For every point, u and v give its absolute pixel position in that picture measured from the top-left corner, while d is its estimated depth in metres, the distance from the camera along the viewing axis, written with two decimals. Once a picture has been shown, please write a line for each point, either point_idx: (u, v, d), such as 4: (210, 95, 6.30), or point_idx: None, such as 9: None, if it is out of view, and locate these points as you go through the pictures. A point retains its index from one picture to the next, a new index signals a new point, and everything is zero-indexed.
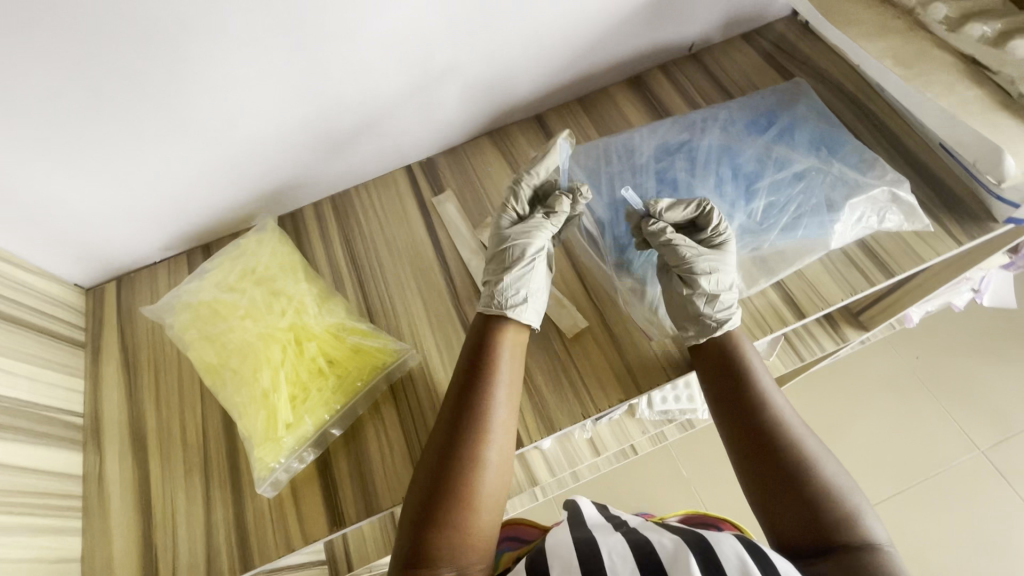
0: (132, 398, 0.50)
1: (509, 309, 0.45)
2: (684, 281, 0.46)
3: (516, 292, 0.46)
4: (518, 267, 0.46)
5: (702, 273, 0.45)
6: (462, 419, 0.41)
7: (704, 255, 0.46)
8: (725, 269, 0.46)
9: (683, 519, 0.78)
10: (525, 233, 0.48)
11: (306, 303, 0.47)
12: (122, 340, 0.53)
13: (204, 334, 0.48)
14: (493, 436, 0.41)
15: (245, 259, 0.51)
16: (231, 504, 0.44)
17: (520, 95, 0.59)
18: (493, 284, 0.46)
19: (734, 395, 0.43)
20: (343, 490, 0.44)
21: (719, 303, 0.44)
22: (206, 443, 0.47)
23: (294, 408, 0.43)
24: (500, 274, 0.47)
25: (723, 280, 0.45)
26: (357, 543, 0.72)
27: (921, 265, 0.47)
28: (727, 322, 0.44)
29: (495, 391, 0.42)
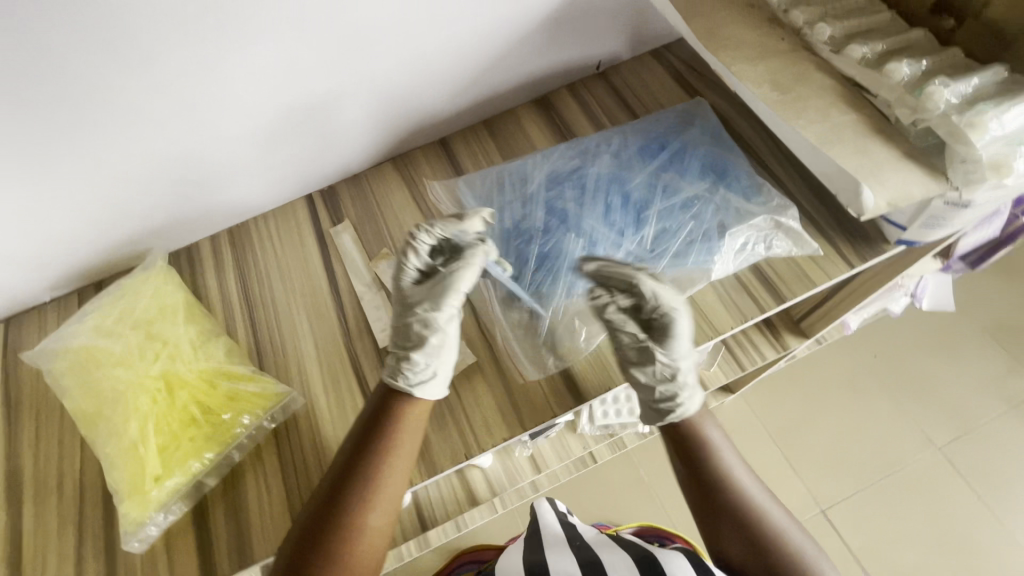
0: (10, 446, 0.48)
1: (419, 385, 0.42)
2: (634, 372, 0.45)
3: (426, 368, 0.43)
4: (430, 339, 0.43)
5: (649, 370, 0.44)
6: (343, 489, 0.39)
7: (647, 347, 0.44)
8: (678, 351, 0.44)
9: (636, 531, 0.80)
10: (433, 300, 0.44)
11: (181, 347, 0.47)
12: (4, 386, 0.51)
13: (77, 380, 0.47)
14: (376, 504, 0.40)
15: (125, 300, 0.50)
16: (102, 558, 0.43)
17: (421, 118, 0.58)
18: (400, 358, 0.43)
19: (688, 459, 0.47)
20: (218, 539, 0.42)
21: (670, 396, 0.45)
22: (82, 494, 0.46)
23: (163, 460, 0.42)
24: (408, 348, 0.44)
25: (676, 367, 0.44)
26: None
27: (810, 291, 0.47)
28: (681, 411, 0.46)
29: (391, 461, 0.40)
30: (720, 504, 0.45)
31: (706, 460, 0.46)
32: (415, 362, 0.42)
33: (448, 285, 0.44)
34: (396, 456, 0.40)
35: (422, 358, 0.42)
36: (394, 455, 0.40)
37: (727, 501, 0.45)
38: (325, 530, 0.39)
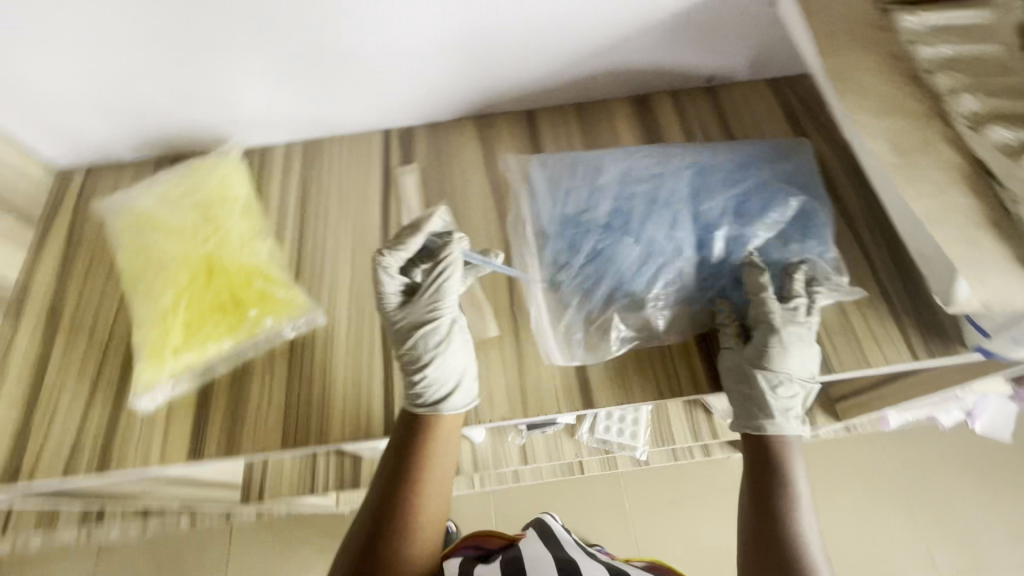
0: (62, 281, 0.52)
1: (444, 403, 0.43)
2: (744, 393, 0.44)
3: (445, 381, 0.43)
4: (432, 353, 0.43)
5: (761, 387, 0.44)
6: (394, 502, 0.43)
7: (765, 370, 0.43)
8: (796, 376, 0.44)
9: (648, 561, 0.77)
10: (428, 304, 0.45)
11: (230, 238, 0.49)
12: (71, 226, 0.55)
13: (134, 240, 0.50)
14: (424, 514, 0.44)
15: (194, 179, 0.52)
16: (109, 406, 0.46)
17: (515, 85, 0.57)
18: (416, 378, 0.43)
19: (766, 495, 0.44)
20: (213, 423, 0.44)
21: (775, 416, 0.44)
22: (108, 344, 0.48)
23: (186, 335, 0.45)
24: (418, 367, 0.44)
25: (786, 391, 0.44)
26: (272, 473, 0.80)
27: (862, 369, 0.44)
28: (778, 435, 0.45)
29: (421, 493, 0.44)
30: (774, 529, 0.43)
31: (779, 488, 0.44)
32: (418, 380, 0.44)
33: (430, 300, 0.45)
34: (434, 471, 0.44)
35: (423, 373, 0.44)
36: (429, 477, 0.44)
37: (780, 532, 0.43)
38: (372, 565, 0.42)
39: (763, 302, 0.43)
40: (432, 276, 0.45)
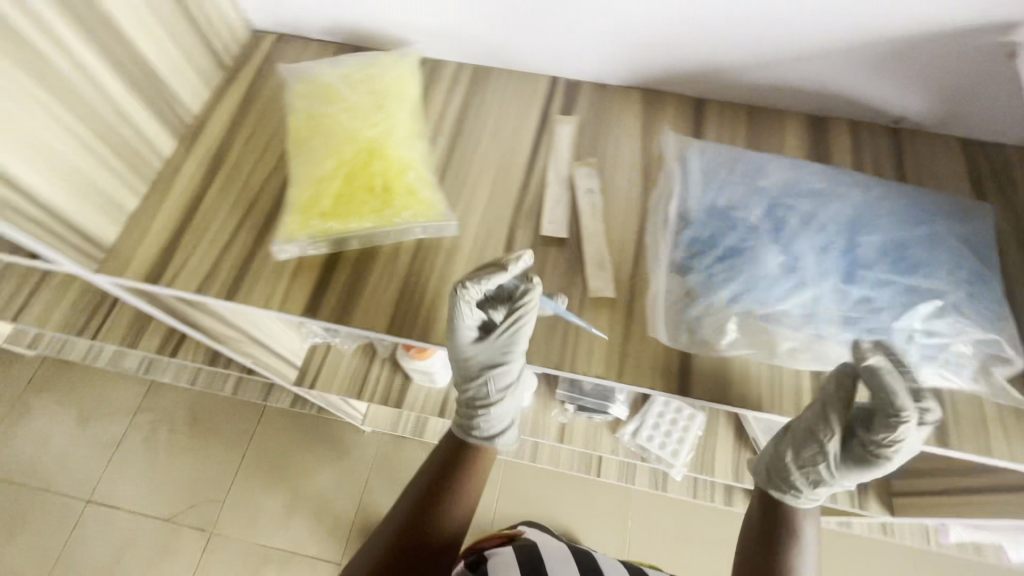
0: (234, 125, 0.56)
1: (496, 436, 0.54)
2: (793, 451, 0.47)
3: (503, 420, 0.54)
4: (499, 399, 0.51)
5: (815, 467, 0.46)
6: (439, 492, 0.53)
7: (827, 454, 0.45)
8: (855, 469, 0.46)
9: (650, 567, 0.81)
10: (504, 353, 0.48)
11: (396, 130, 0.51)
12: (254, 80, 0.59)
13: (311, 106, 0.53)
14: (460, 506, 0.53)
15: (375, 68, 0.54)
16: (249, 244, 0.50)
17: (698, 66, 0.56)
18: (484, 414, 0.52)
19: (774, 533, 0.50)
20: (333, 290, 0.47)
21: (805, 489, 0.48)
22: (260, 191, 0.52)
23: (335, 204, 0.48)
24: (486, 405, 0.52)
25: (837, 479, 0.46)
26: (330, 359, 0.90)
27: (942, 449, 0.41)
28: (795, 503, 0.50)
29: (462, 490, 0.53)
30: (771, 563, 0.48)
31: (785, 531, 0.50)
32: (487, 414, 0.53)
33: (506, 344, 0.47)
34: (475, 477, 0.54)
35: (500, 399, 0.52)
36: (471, 479, 0.54)
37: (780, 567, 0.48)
38: (420, 530, 0.51)
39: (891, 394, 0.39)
40: (507, 326, 0.46)
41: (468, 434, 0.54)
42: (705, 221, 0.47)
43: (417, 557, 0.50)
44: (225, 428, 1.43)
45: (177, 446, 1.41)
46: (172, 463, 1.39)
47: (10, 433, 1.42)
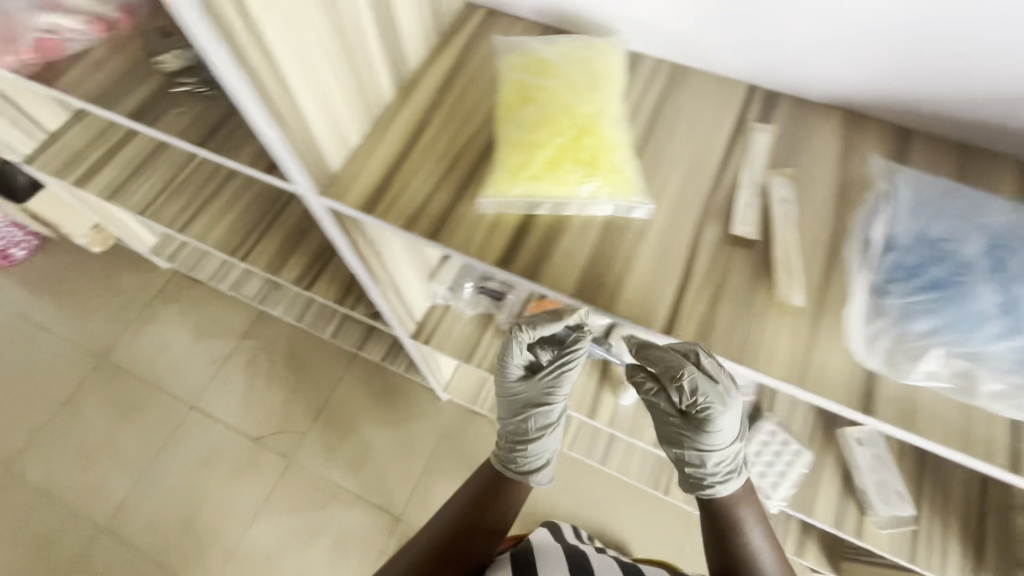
0: (445, 85, 0.61)
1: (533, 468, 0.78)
2: (677, 454, 0.67)
3: (540, 456, 0.78)
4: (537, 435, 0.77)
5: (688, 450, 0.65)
6: (491, 488, 0.76)
7: (686, 442, 0.65)
8: (721, 440, 0.64)
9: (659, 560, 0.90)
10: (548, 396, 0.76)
11: (608, 111, 0.53)
12: (465, 48, 0.64)
13: (526, 77, 0.57)
14: (507, 501, 0.75)
15: (591, 51, 0.57)
16: (451, 194, 0.53)
17: (914, 93, 0.55)
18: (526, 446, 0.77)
19: (723, 537, 0.63)
20: (525, 249, 0.51)
21: (709, 479, 0.65)
22: (464, 148, 0.56)
23: (544, 169, 0.51)
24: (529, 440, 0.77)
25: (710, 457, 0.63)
26: (446, 320, 0.98)
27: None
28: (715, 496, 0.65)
29: (508, 491, 0.76)
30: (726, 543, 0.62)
31: (728, 527, 0.63)
32: (529, 449, 0.77)
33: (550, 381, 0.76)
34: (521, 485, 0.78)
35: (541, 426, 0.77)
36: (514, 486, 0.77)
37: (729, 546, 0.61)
38: (481, 511, 0.72)
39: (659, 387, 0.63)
40: (553, 369, 0.74)
41: (507, 467, 0.78)
42: (915, 248, 0.46)
43: (479, 527, 0.70)
44: (316, 368, 1.53)
45: (272, 375, 1.52)
46: (266, 389, 1.50)
47: (137, 332, 1.58)
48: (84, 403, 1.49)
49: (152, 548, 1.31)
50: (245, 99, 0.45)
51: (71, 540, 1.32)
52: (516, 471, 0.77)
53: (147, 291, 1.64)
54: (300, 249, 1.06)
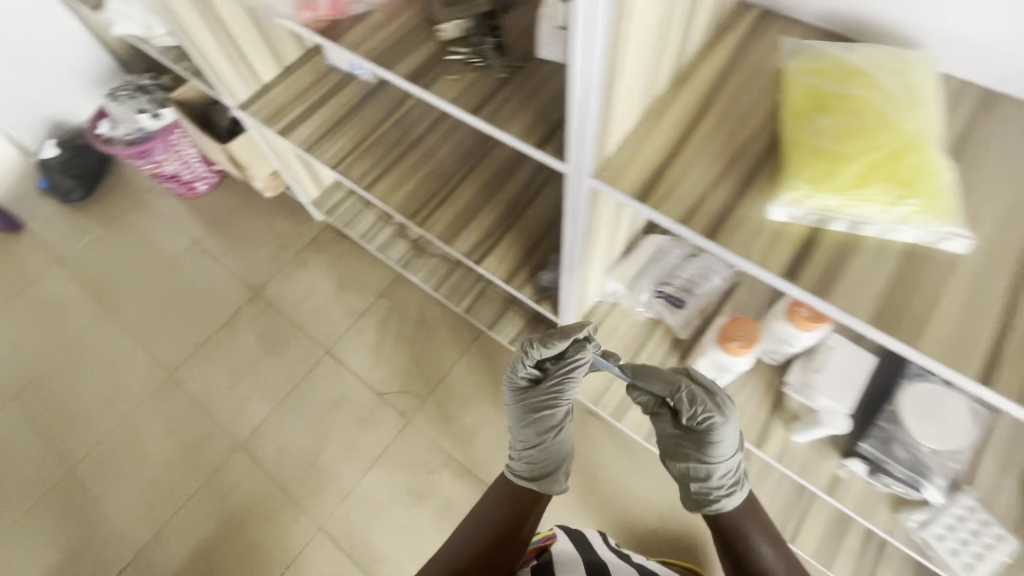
0: (721, 79, 0.59)
1: (543, 476, 0.90)
2: (685, 472, 0.82)
3: (546, 466, 0.91)
4: (544, 445, 0.90)
5: (702, 465, 0.80)
6: (515, 504, 0.86)
7: (689, 458, 0.81)
8: (720, 453, 0.79)
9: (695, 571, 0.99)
10: (553, 410, 0.89)
11: (926, 131, 0.50)
12: (741, 42, 0.61)
13: (828, 82, 0.54)
14: (528, 514, 0.85)
15: (902, 66, 0.54)
16: (731, 195, 0.52)
17: None
18: (536, 454, 0.90)
19: (732, 542, 0.79)
20: (815, 266, 0.50)
21: (712, 494, 0.80)
22: (744, 147, 0.54)
23: (856, 182, 0.48)
24: (536, 448, 0.90)
25: (712, 474, 0.80)
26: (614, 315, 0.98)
27: None
28: (720, 508, 0.80)
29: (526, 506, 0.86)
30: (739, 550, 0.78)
31: (736, 535, 0.79)
32: (539, 456, 0.90)
33: (554, 388, 0.88)
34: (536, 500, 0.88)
35: (552, 426, 0.90)
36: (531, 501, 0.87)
37: (740, 547, 0.78)
38: (509, 522, 0.83)
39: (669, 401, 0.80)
40: (557, 380, 0.86)
41: (518, 476, 0.91)
42: None
43: (510, 536, 0.81)
44: (443, 340, 1.58)
45: (401, 338, 1.59)
46: (394, 349, 1.58)
47: (288, 274, 1.72)
48: (237, 331, 1.64)
49: (278, 474, 1.42)
50: (575, 63, 0.45)
51: (213, 450, 1.46)
52: (529, 479, 0.90)
53: (301, 239, 1.77)
54: (474, 223, 1.10)
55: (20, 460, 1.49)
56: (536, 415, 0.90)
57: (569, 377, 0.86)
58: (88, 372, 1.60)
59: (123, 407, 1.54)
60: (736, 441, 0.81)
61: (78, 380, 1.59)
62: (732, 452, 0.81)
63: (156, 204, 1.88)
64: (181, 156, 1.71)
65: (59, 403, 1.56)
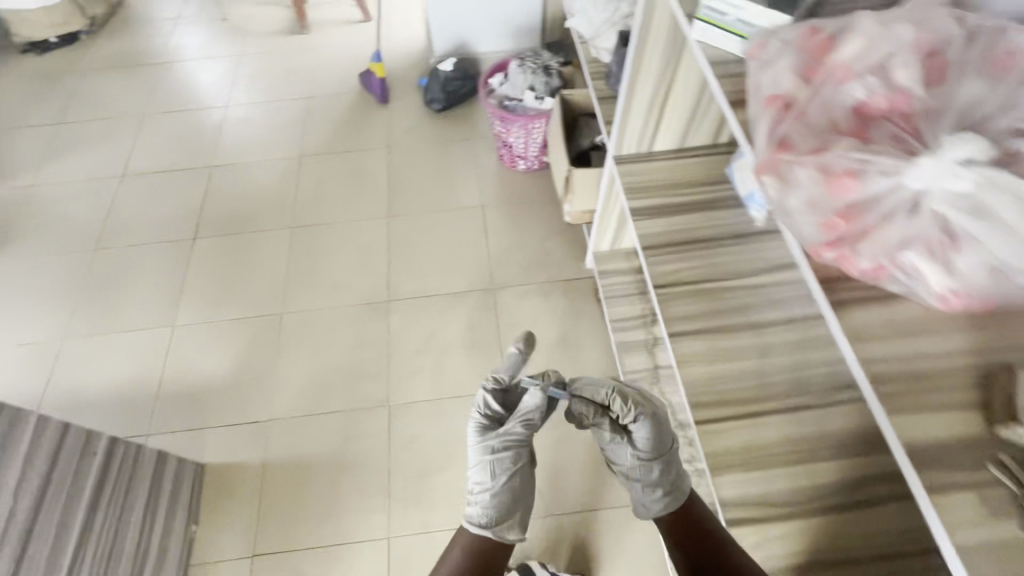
0: None
1: (505, 525, 1.04)
2: (627, 466, 0.97)
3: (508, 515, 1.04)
4: (501, 479, 1.05)
5: (651, 458, 0.95)
6: (485, 549, 1.01)
7: (630, 450, 0.96)
8: (654, 443, 0.97)
9: None
10: (507, 445, 1.07)
11: None
12: None
13: None
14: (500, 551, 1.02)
15: None
16: None
17: None
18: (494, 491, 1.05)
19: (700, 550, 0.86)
20: None
21: (658, 485, 0.95)
22: None
23: None
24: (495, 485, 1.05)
25: (650, 457, 0.96)
26: None
27: None
28: (669, 499, 0.94)
29: (493, 549, 1.02)
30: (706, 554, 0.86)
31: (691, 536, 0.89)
32: (496, 496, 1.04)
33: (521, 424, 1.07)
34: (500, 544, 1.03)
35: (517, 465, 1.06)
36: (497, 547, 1.02)
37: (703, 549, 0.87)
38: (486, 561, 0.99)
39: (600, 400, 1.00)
40: (518, 418, 1.06)
41: (479, 523, 1.03)
42: None
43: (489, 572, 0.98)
44: (606, 475, 1.38)
45: (572, 437, 1.43)
46: (559, 440, 1.43)
47: (529, 294, 1.67)
48: (454, 308, 1.65)
49: (396, 458, 1.42)
50: None
51: (369, 391, 1.52)
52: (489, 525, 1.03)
53: (560, 271, 1.71)
54: (756, 471, 0.87)
55: (263, 275, 1.74)
56: (492, 452, 1.07)
57: (536, 411, 1.04)
58: (343, 248, 1.78)
59: (343, 297, 1.69)
60: (664, 436, 0.98)
61: (334, 248, 1.79)
62: (665, 443, 0.98)
63: (481, 153, 1.99)
64: (527, 136, 1.75)
65: (311, 256, 1.77)
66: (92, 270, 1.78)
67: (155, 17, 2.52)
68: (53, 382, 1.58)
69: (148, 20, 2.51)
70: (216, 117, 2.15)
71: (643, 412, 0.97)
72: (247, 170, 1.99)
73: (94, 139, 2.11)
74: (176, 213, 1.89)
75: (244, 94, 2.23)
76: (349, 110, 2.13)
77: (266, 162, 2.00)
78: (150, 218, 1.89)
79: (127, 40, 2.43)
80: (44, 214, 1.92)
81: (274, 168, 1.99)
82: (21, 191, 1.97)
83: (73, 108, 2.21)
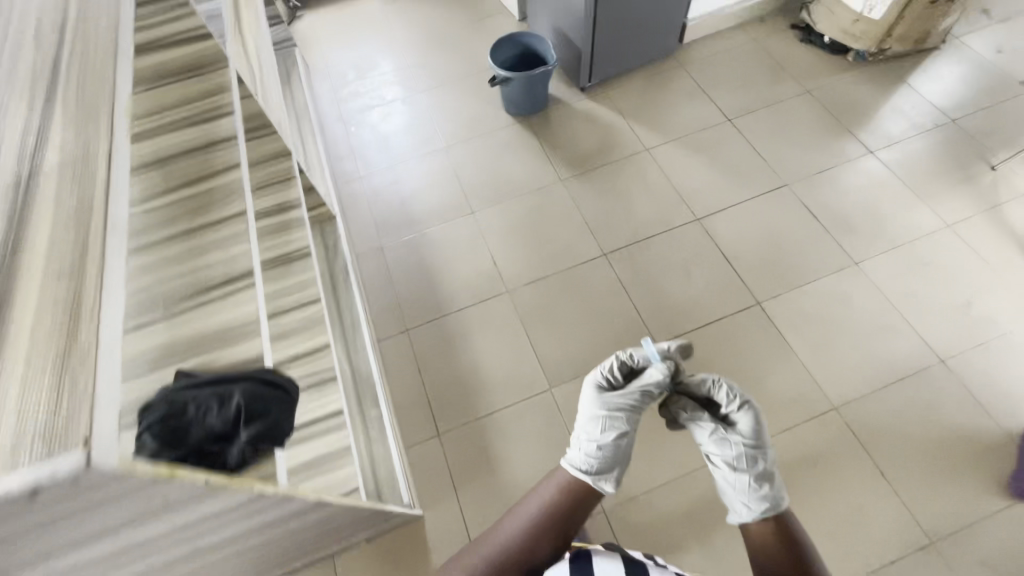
0: None
1: (614, 480, 1.09)
2: (733, 449, 1.12)
3: (614, 472, 1.10)
4: (619, 429, 1.14)
5: (751, 446, 1.11)
6: (577, 501, 1.04)
7: (730, 437, 1.13)
8: (755, 433, 1.13)
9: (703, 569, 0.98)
10: (616, 397, 1.17)
11: None
12: None
13: None
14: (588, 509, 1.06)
15: None
16: None
17: None
18: (614, 438, 1.12)
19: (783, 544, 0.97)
20: None
21: (762, 485, 1.08)
22: None
23: None
24: (613, 430, 1.14)
25: (749, 449, 1.12)
26: None
27: None
28: (772, 495, 1.06)
29: (587, 507, 1.05)
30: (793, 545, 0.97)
31: (773, 530, 1.01)
32: (611, 449, 1.11)
33: (633, 394, 1.17)
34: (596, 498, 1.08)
35: (629, 426, 1.14)
36: (590, 502, 1.06)
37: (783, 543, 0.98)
38: (575, 515, 1.02)
39: (709, 390, 1.18)
40: (636, 386, 1.18)
41: (589, 472, 1.09)
42: None
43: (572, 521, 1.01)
44: None
45: None
46: None
47: None
48: None
49: None
50: None
51: None
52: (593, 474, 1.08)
53: None
54: None
55: (638, 459, 1.43)
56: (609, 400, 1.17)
57: (646, 385, 1.18)
58: (718, 546, 1.32)
59: None
60: (757, 438, 1.13)
61: (712, 533, 1.34)
62: (760, 443, 1.12)
63: None
64: None
65: (688, 505, 1.37)
66: (581, 268, 1.69)
67: (917, 87, 1.98)
68: (465, 311, 1.65)
69: (910, 86, 1.99)
70: (828, 260, 1.63)
71: (743, 406, 1.14)
72: (774, 347, 1.49)
73: (727, 158, 1.87)
74: (678, 303, 1.59)
75: (888, 269, 1.60)
76: (954, 439, 1.34)
77: (799, 364, 1.46)
78: (661, 279, 1.64)
79: (872, 95, 1.98)
80: (623, 180, 1.86)
81: (795, 385, 1.44)
82: (637, 146, 1.93)
83: (754, 114, 1.96)
